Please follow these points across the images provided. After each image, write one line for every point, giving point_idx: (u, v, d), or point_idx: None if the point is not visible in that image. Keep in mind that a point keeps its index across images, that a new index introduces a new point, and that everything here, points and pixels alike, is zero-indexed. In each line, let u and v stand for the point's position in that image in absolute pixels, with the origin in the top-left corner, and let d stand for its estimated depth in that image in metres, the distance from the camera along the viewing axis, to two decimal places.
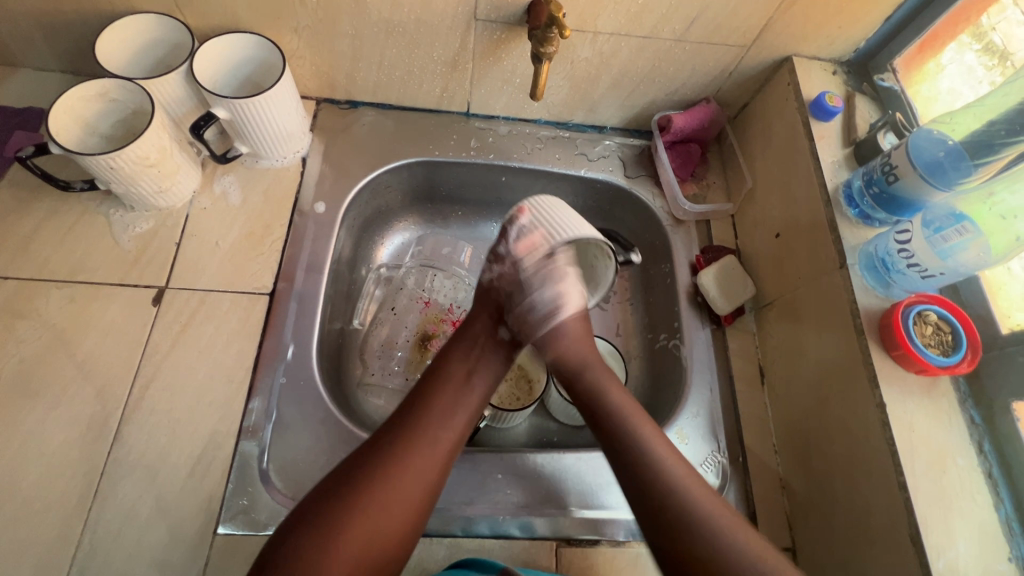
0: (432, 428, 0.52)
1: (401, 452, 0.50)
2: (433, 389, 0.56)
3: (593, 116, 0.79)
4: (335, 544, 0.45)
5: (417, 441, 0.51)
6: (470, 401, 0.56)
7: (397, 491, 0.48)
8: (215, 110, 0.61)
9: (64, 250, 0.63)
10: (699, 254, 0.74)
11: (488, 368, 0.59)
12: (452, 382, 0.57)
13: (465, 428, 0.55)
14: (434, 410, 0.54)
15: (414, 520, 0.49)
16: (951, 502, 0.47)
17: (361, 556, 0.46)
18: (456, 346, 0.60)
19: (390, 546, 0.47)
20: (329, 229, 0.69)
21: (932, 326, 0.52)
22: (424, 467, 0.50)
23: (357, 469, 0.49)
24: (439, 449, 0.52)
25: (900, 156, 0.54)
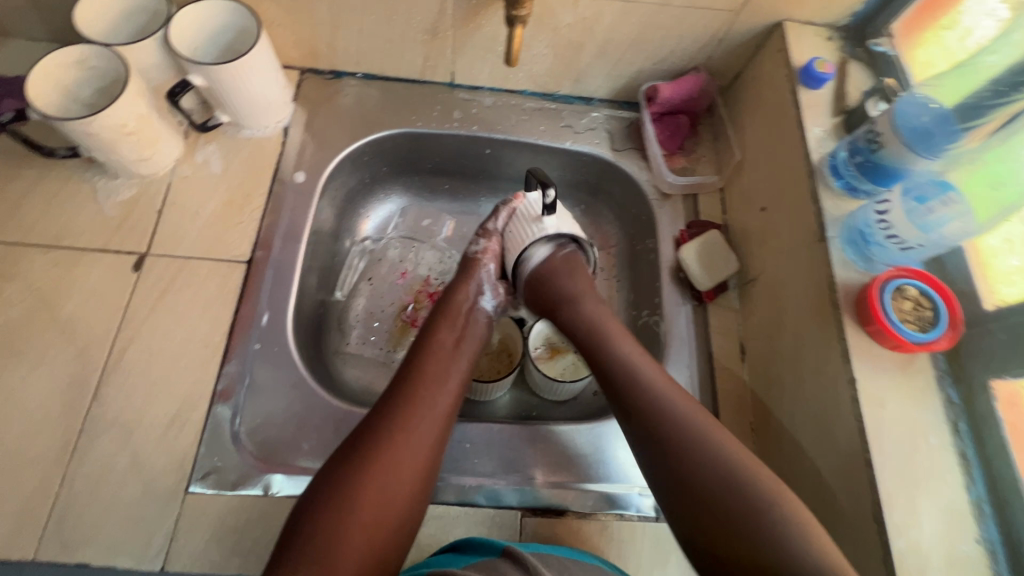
0: (430, 391, 0.55)
1: (403, 411, 0.53)
2: (424, 358, 0.58)
3: (580, 87, 0.77)
4: (354, 505, 0.47)
5: (418, 401, 0.54)
6: (462, 364, 0.59)
7: (403, 449, 0.50)
8: (192, 77, 0.61)
9: (50, 216, 0.64)
10: (684, 229, 0.72)
11: (473, 336, 0.62)
12: (442, 350, 0.59)
13: (459, 390, 0.58)
14: (428, 374, 0.57)
15: (424, 478, 0.51)
16: (919, 481, 0.45)
17: (380, 516, 0.47)
18: (441, 320, 0.62)
19: (405, 505, 0.49)
20: (309, 199, 0.69)
21: (911, 301, 0.50)
22: (426, 425, 0.53)
23: (363, 433, 0.51)
24: (440, 403, 0.55)
25: (885, 123, 0.52)
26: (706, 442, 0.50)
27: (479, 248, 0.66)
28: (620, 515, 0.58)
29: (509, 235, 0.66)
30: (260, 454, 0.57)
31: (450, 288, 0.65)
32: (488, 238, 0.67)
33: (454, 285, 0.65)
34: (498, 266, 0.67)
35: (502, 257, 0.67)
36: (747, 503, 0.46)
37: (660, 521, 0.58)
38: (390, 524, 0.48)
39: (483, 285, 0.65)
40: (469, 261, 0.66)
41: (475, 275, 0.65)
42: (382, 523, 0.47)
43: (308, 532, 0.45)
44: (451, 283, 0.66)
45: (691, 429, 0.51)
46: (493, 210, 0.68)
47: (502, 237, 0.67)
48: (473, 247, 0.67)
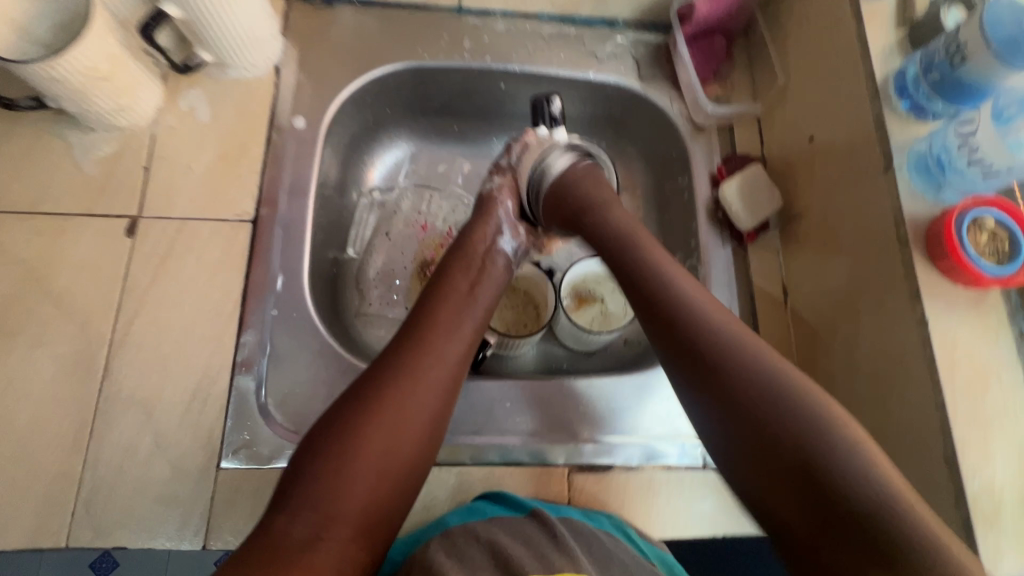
0: (441, 338, 0.52)
1: (412, 361, 0.49)
2: (436, 301, 0.55)
3: (602, 8, 0.69)
4: (357, 453, 0.45)
5: (428, 349, 0.51)
6: (477, 309, 0.56)
7: (412, 401, 0.48)
8: (166, 7, 0.53)
9: (23, 179, 0.57)
10: (721, 164, 0.67)
11: (489, 280, 0.58)
12: (455, 293, 0.55)
13: (473, 337, 0.54)
14: (441, 320, 0.53)
15: (432, 431, 0.49)
16: (993, 420, 0.43)
17: (385, 469, 0.45)
18: (454, 261, 0.58)
19: (411, 457, 0.47)
20: (312, 147, 0.63)
21: (988, 233, 0.46)
22: (436, 376, 0.50)
23: (370, 382, 0.48)
24: (451, 353, 0.52)
25: (970, 32, 0.46)
26: (744, 355, 0.44)
27: (493, 186, 0.63)
28: (667, 467, 0.56)
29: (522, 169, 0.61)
30: (291, 425, 0.54)
31: (467, 227, 0.61)
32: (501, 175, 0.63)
33: (470, 226, 0.61)
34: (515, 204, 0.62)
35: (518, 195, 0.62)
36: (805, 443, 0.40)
37: (709, 469, 0.56)
38: (394, 476, 0.46)
39: (501, 225, 0.61)
40: (483, 200, 0.62)
41: (493, 215, 0.61)
42: (386, 475, 0.45)
43: (307, 483, 0.43)
44: (467, 225, 0.61)
45: (754, 362, 0.43)
46: (505, 146, 0.64)
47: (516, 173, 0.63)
48: (488, 185, 0.63)
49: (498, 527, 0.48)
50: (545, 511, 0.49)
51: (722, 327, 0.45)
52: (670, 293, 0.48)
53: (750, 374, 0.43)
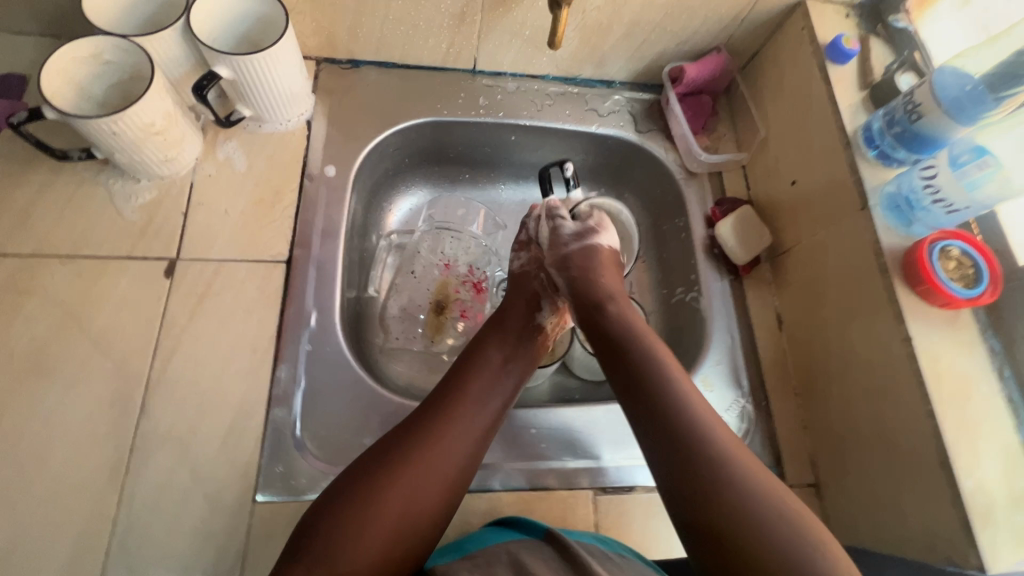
0: (469, 409, 0.52)
1: (439, 430, 0.50)
2: (469, 372, 0.55)
3: (602, 71, 0.77)
4: (373, 519, 0.45)
5: (453, 418, 0.51)
6: (508, 387, 0.56)
7: (433, 472, 0.48)
8: (217, 69, 0.58)
9: (66, 224, 0.60)
10: (714, 206, 0.74)
11: (523, 355, 0.59)
12: (489, 367, 0.56)
13: (501, 412, 0.54)
14: (471, 390, 0.54)
15: (448, 506, 0.49)
16: (977, 426, 0.49)
17: (396, 541, 0.45)
18: (490, 331, 0.60)
19: (425, 528, 0.47)
20: (342, 194, 0.67)
21: (955, 261, 0.53)
22: (462, 449, 0.50)
23: (396, 443, 0.49)
24: (479, 424, 0.52)
25: (924, 94, 0.54)
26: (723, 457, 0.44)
27: (522, 265, 0.67)
28: None
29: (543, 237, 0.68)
30: (325, 457, 0.56)
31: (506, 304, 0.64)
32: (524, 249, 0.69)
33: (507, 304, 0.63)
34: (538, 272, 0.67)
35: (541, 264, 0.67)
36: (713, 487, 0.43)
37: None
38: (405, 545, 0.46)
39: (540, 301, 0.64)
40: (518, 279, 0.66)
41: (526, 292, 0.65)
42: (395, 547, 0.45)
43: (320, 543, 0.44)
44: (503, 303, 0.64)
45: (685, 417, 0.47)
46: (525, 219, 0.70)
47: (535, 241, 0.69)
48: (516, 260, 0.68)
49: (516, 546, 0.48)
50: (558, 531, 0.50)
51: (697, 412, 0.47)
52: (637, 335, 0.55)
53: (705, 422, 0.47)
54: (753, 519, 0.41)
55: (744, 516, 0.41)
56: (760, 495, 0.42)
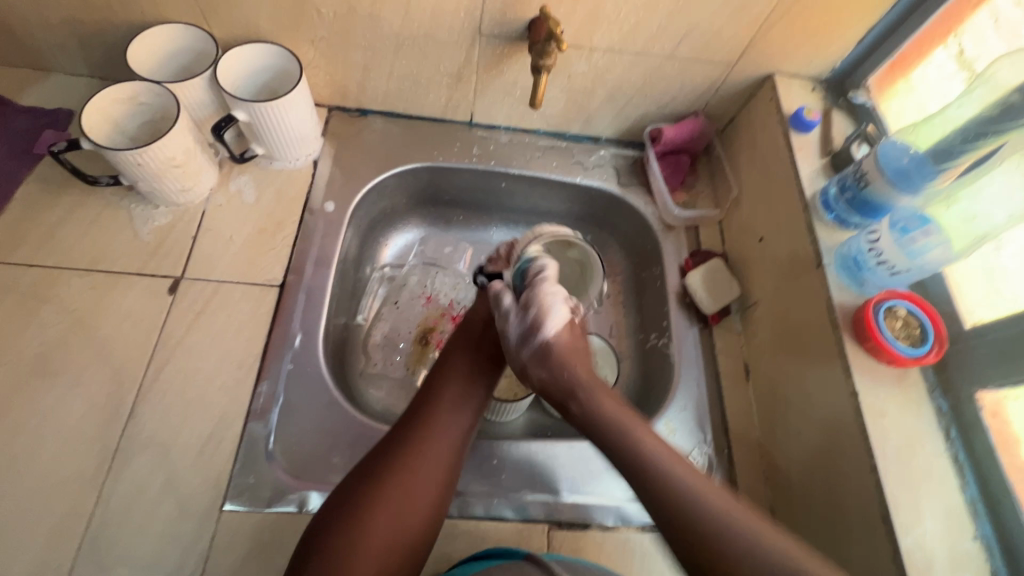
0: (445, 414, 0.56)
1: (418, 437, 0.54)
2: (443, 382, 0.59)
3: (589, 128, 0.84)
4: (363, 530, 0.48)
5: (434, 425, 0.55)
6: (482, 390, 0.60)
7: (413, 483, 0.51)
8: (236, 113, 0.66)
9: (87, 240, 0.66)
10: (688, 257, 0.77)
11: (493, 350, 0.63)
12: (460, 374, 0.60)
13: (477, 411, 0.59)
14: (447, 396, 0.58)
15: (438, 504, 0.52)
16: (919, 483, 0.50)
17: (393, 540, 0.48)
18: (461, 334, 0.65)
19: (416, 535, 0.50)
20: (338, 227, 0.73)
21: (901, 320, 0.55)
22: (443, 449, 0.54)
23: (380, 456, 0.53)
24: (455, 429, 0.56)
25: (870, 164, 0.58)
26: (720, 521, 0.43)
27: (490, 283, 0.66)
28: (641, 529, 0.60)
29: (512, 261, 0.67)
30: (293, 472, 0.59)
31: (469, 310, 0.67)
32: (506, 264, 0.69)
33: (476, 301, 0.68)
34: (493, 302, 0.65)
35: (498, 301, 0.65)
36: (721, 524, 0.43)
37: None
38: (399, 552, 0.48)
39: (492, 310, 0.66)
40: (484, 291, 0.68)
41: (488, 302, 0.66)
42: (394, 547, 0.48)
43: (324, 557, 0.47)
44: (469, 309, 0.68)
45: (667, 466, 0.47)
46: (503, 245, 0.71)
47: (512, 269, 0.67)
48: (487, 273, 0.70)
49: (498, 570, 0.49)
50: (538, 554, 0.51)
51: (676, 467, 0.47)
52: (612, 421, 0.51)
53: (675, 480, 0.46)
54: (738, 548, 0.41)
55: (753, 546, 0.41)
56: (745, 522, 0.43)
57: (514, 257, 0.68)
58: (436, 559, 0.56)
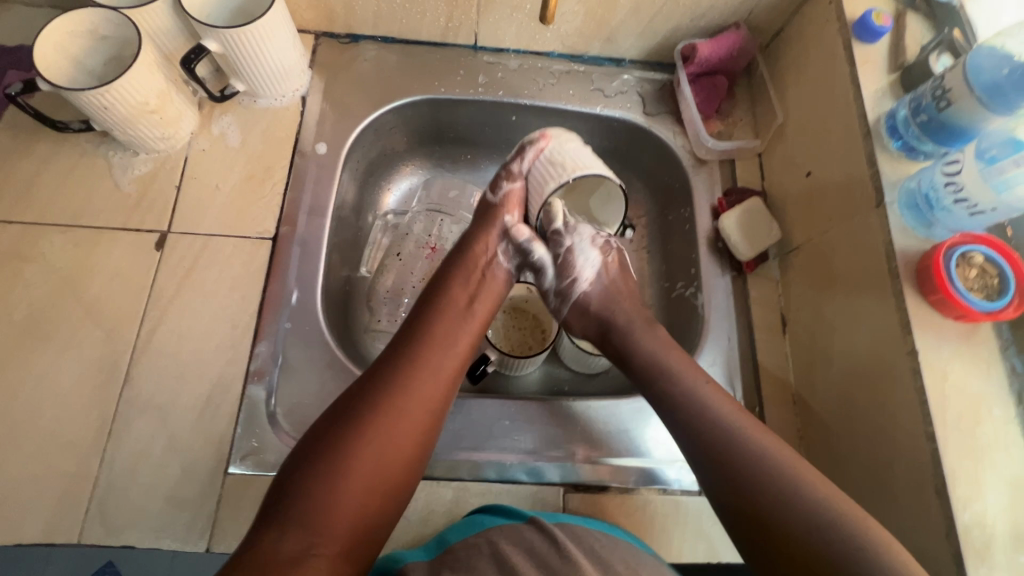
0: (436, 353, 0.52)
1: (407, 374, 0.50)
2: (431, 316, 0.54)
3: (611, 48, 0.73)
4: (345, 465, 0.44)
5: (424, 369, 0.50)
6: (471, 326, 0.56)
7: (402, 419, 0.47)
8: (206, 42, 0.58)
9: (66, 194, 0.62)
10: (722, 196, 0.69)
11: (487, 293, 0.58)
12: (451, 310, 0.55)
13: (468, 351, 0.54)
14: (436, 335, 0.53)
15: (422, 446, 0.48)
16: (982, 454, 0.44)
17: (372, 483, 0.45)
18: (455, 269, 0.58)
19: (401, 472, 0.47)
20: (331, 171, 0.67)
21: (976, 269, 0.47)
22: (434, 389, 0.50)
23: (363, 393, 0.48)
24: (447, 364, 0.52)
25: (955, 78, 0.49)
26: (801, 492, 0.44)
27: (501, 194, 0.61)
28: (663, 490, 0.57)
29: (535, 180, 0.60)
30: (296, 434, 0.56)
31: (467, 237, 0.61)
32: (512, 180, 0.61)
33: (472, 235, 0.60)
34: (519, 216, 0.62)
35: (525, 205, 0.62)
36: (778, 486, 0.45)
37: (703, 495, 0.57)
38: (382, 490, 0.45)
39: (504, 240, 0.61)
40: (486, 209, 0.62)
41: (497, 226, 0.61)
42: (377, 484, 0.45)
43: (299, 496, 0.43)
44: (468, 232, 0.61)
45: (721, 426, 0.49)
46: (519, 150, 0.61)
47: (527, 181, 0.62)
48: (496, 189, 0.62)
49: (497, 535, 0.47)
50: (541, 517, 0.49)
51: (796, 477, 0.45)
52: (665, 373, 0.53)
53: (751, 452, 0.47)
54: (789, 517, 0.44)
55: (808, 518, 0.43)
56: (815, 489, 0.45)
57: (536, 178, 0.61)
58: (446, 521, 0.54)
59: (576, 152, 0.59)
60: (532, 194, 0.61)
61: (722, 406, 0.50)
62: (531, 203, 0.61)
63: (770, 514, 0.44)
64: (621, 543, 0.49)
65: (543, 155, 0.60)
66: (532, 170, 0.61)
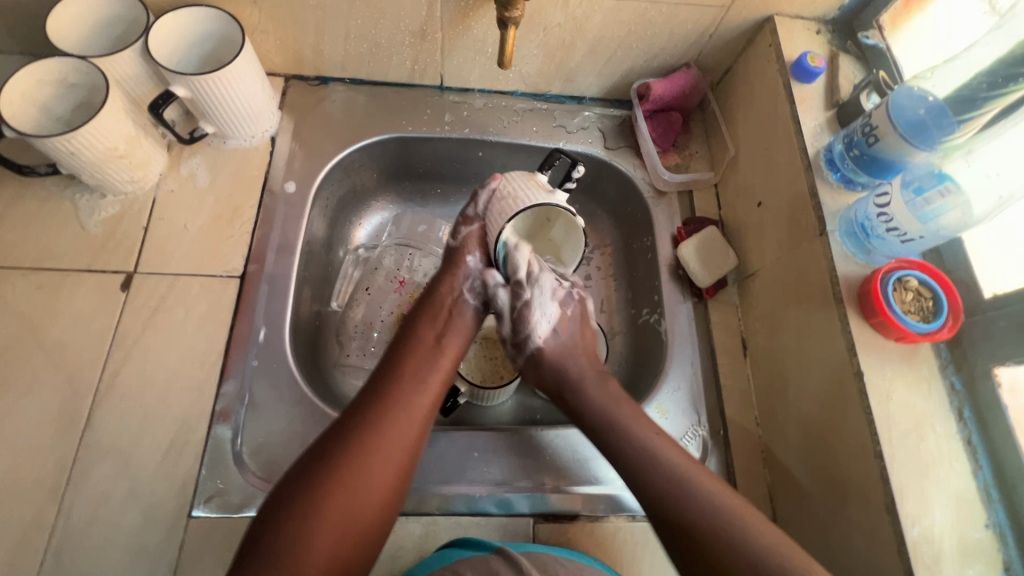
0: (407, 392, 0.52)
1: (381, 415, 0.50)
2: (402, 356, 0.56)
3: (571, 87, 0.76)
4: (318, 511, 0.44)
5: (397, 407, 0.51)
6: (442, 364, 0.56)
7: (378, 454, 0.48)
8: (174, 88, 0.59)
9: (30, 237, 0.62)
10: (681, 225, 0.72)
11: (454, 330, 0.59)
12: (421, 350, 0.56)
13: (440, 390, 0.54)
14: (406, 375, 0.54)
15: (395, 489, 0.48)
16: (928, 470, 0.46)
17: (343, 529, 0.45)
18: (422, 310, 0.60)
19: (375, 511, 0.46)
20: (300, 209, 0.68)
21: (912, 292, 0.50)
22: (405, 429, 0.50)
23: (334, 437, 0.48)
24: (421, 400, 0.52)
25: (881, 116, 0.52)
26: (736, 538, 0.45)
27: (461, 237, 0.63)
28: (632, 518, 0.58)
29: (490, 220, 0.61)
30: (262, 474, 0.56)
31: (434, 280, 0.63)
32: (469, 226, 0.63)
33: (438, 278, 0.63)
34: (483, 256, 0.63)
35: (485, 245, 0.63)
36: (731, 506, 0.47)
37: None
38: (357, 531, 0.45)
39: (472, 278, 0.63)
40: (451, 254, 0.64)
41: (462, 267, 0.63)
42: (351, 525, 0.45)
43: (269, 546, 0.42)
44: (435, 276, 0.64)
45: (670, 466, 0.50)
46: (473, 194, 0.63)
47: (484, 223, 0.63)
48: (456, 236, 0.64)
49: (463, 567, 0.47)
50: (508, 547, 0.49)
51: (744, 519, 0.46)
52: (615, 428, 0.54)
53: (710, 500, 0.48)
54: (733, 542, 0.45)
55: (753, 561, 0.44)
56: (766, 537, 0.45)
57: (490, 216, 0.61)
58: (416, 558, 0.54)
59: (522, 183, 0.59)
60: (487, 234, 0.62)
61: (671, 452, 0.51)
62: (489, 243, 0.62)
63: (706, 539, 0.46)
64: (586, 567, 0.49)
65: (495, 193, 0.61)
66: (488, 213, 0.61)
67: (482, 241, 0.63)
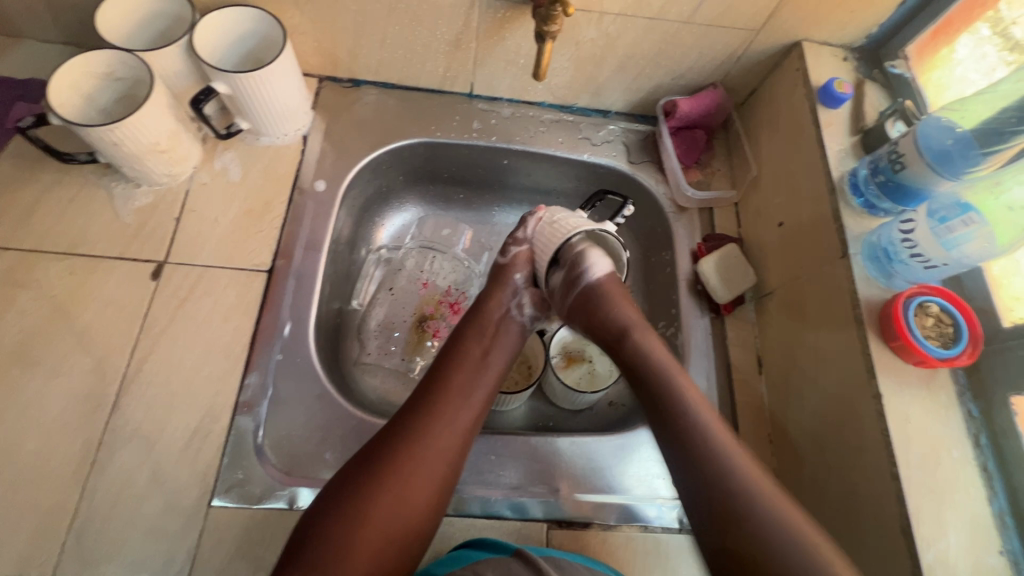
0: (455, 404, 0.53)
1: (426, 426, 0.50)
2: (451, 365, 0.56)
3: (598, 100, 0.78)
4: (366, 519, 0.45)
5: (444, 421, 0.51)
6: (489, 377, 0.56)
7: (425, 466, 0.48)
8: (215, 84, 0.60)
9: (65, 222, 0.63)
10: (702, 242, 0.72)
11: (502, 346, 0.59)
12: (470, 361, 0.56)
13: (485, 403, 0.55)
14: (453, 386, 0.54)
15: (439, 499, 0.49)
16: (943, 494, 0.47)
17: (392, 533, 0.46)
18: (471, 323, 0.60)
19: (419, 523, 0.47)
20: (329, 208, 0.69)
21: (932, 318, 0.51)
22: (450, 441, 0.51)
23: (385, 444, 0.49)
24: (467, 413, 0.53)
25: (908, 144, 0.54)
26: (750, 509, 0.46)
27: (509, 255, 0.63)
28: (644, 528, 0.58)
29: (538, 245, 0.62)
30: (283, 467, 0.56)
31: (483, 291, 0.62)
32: (519, 247, 0.63)
33: (485, 293, 0.62)
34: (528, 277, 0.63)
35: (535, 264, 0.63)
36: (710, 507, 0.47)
37: (684, 533, 0.58)
38: (401, 542, 0.46)
39: (519, 294, 0.62)
40: (497, 271, 0.63)
41: (509, 284, 0.62)
42: (397, 536, 0.46)
43: (321, 548, 0.44)
44: (482, 291, 0.62)
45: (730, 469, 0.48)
46: (521, 219, 0.64)
47: (532, 245, 0.63)
48: (505, 255, 0.63)
49: (484, 567, 0.48)
50: (528, 550, 0.49)
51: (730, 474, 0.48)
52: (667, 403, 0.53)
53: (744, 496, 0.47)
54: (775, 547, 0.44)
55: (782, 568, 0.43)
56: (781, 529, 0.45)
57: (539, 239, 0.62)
58: (430, 557, 0.54)
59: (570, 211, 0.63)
60: (538, 256, 0.62)
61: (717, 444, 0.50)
62: (538, 265, 0.62)
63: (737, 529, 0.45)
64: None
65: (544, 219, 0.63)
66: (536, 236, 0.62)
67: (529, 261, 0.63)
